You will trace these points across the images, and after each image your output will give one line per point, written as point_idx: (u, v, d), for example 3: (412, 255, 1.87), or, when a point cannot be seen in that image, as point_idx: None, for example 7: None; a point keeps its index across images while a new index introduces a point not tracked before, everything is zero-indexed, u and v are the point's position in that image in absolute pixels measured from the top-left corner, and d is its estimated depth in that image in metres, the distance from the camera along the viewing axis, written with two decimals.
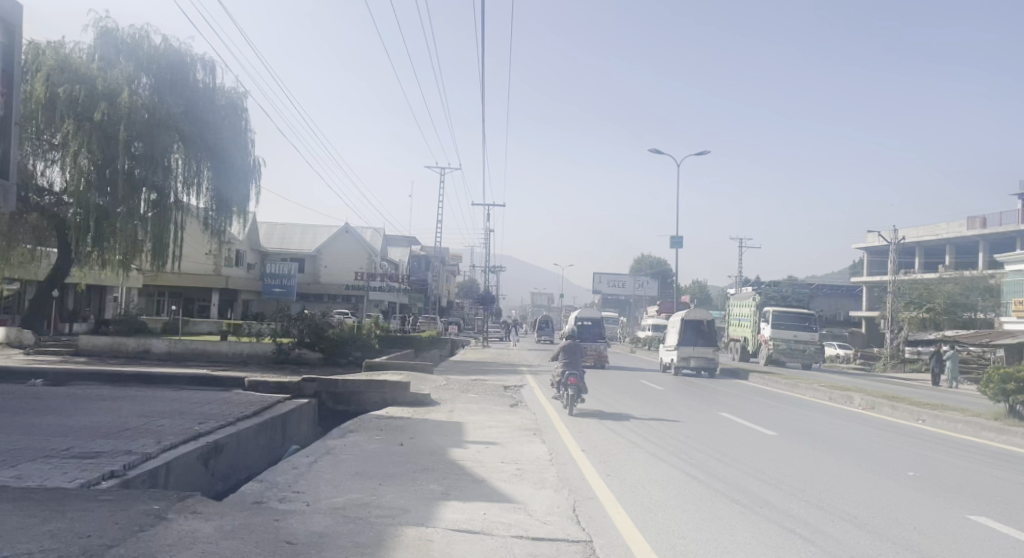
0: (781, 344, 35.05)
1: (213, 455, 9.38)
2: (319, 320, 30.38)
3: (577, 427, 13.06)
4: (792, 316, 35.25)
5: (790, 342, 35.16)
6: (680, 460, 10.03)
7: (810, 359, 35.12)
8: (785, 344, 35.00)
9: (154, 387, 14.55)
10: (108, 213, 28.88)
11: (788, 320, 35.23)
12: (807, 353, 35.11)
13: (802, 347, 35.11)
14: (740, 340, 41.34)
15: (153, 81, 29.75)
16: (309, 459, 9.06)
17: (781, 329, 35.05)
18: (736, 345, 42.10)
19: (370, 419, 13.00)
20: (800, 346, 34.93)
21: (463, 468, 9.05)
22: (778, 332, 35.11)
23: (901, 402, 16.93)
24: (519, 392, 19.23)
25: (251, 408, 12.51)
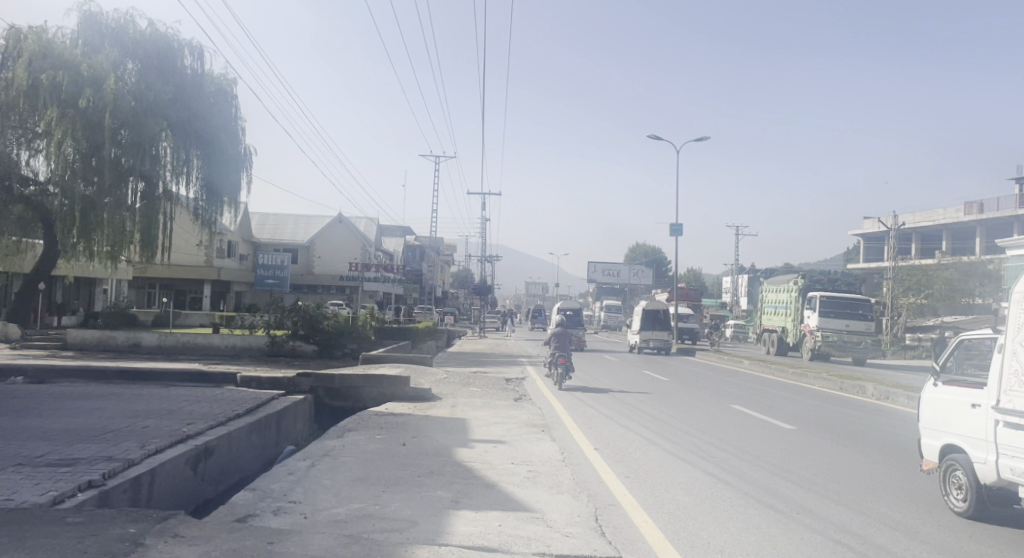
0: (832, 336, 34.12)
1: (203, 459, 8.76)
2: (314, 312, 29.72)
3: (588, 423, 12.45)
4: (835, 305, 34.53)
5: (842, 334, 34.24)
6: (701, 458, 9.45)
7: (864, 352, 33.98)
8: (836, 335, 34.11)
9: (141, 385, 13.83)
10: (95, 203, 28.11)
11: (835, 309, 34.54)
12: (861, 346, 33.91)
13: (855, 340, 34.08)
14: (779, 331, 40.83)
15: (139, 67, 29.00)
16: (304, 463, 8.44)
17: (830, 319, 34.33)
18: (773, 335, 41.52)
19: (370, 416, 12.38)
20: (852, 338, 33.94)
21: (471, 471, 8.44)
22: (826, 323, 34.39)
23: (917, 392, 16.39)
24: (522, 384, 18.64)
25: (243, 406, 11.85)
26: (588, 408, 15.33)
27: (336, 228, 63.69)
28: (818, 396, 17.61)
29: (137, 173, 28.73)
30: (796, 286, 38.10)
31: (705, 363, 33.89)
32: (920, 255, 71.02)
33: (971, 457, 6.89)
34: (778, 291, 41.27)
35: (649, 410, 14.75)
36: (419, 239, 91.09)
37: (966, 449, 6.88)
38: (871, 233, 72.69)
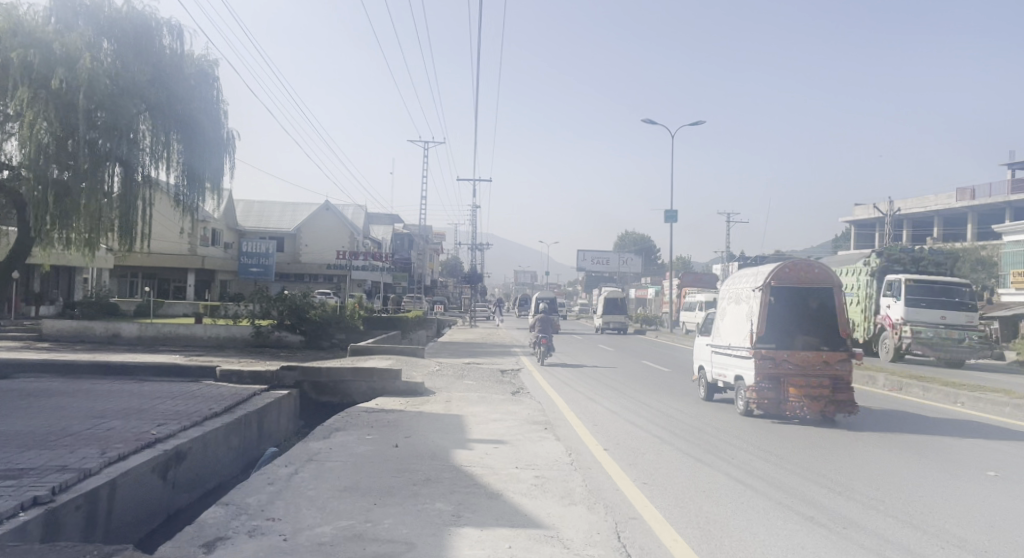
0: (926, 332, 24.56)
1: (174, 464, 7.91)
2: (299, 300, 28.77)
3: (593, 419, 11.62)
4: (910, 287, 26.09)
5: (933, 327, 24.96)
6: (723, 460, 8.66)
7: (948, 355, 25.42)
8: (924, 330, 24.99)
9: (114, 380, 12.92)
10: (70, 189, 27.11)
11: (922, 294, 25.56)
12: (964, 345, 24.35)
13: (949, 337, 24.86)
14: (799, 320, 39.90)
15: (115, 47, 27.76)
16: (286, 469, 7.58)
17: (921, 310, 24.83)
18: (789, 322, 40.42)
19: (358, 413, 11.52)
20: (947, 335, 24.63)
21: (472, 478, 7.60)
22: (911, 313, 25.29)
23: (932, 382, 15.65)
24: (517, 376, 17.84)
25: (221, 403, 10.96)
26: (588, 400, 14.55)
27: (323, 216, 62.62)
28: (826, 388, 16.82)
29: (115, 157, 27.75)
30: (870, 266, 27.99)
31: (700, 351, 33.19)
32: (911, 241, 70.49)
33: (712, 371, 14.40)
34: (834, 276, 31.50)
35: (653, 403, 14.00)
36: (407, 227, 89.90)
37: (709, 367, 14.41)
38: (860, 220, 72.06)
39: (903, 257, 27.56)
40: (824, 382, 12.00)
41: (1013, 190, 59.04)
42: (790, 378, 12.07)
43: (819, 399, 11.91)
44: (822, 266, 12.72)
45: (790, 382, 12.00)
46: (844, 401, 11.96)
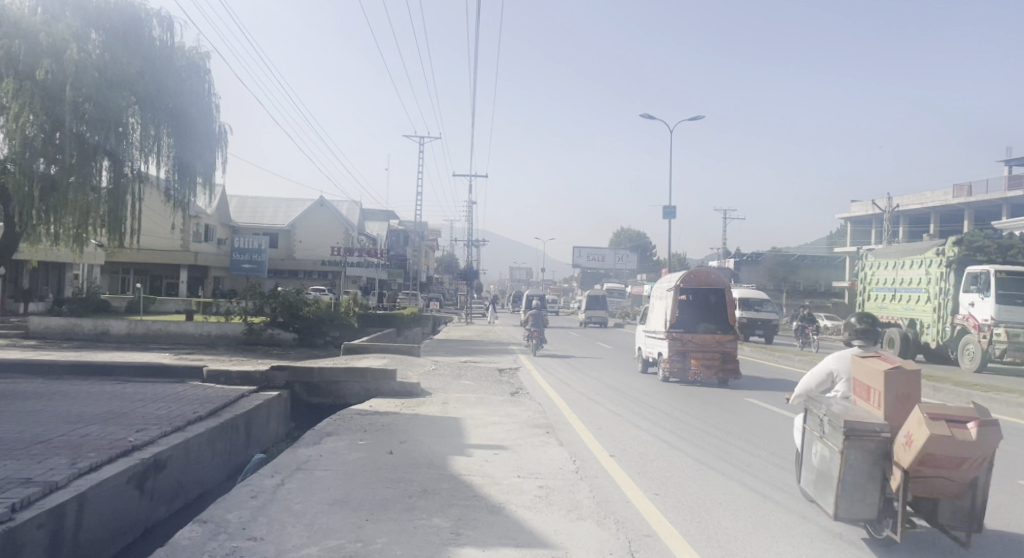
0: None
1: (152, 473, 7.39)
2: (293, 298, 28.27)
3: (596, 421, 11.14)
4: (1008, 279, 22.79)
5: None
6: (739, 468, 8.13)
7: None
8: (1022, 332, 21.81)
9: (95, 381, 12.39)
10: (57, 183, 26.64)
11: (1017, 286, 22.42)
12: None
13: None
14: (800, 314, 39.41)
15: (104, 38, 27.15)
16: (273, 480, 7.06)
17: (1015, 309, 21.91)
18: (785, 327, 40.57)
19: (351, 415, 11.01)
20: None
21: (471, 489, 7.09)
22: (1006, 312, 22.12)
23: (943, 382, 15.20)
24: (516, 375, 17.36)
25: (206, 406, 10.45)
26: (590, 400, 14.08)
27: (316, 212, 61.82)
28: None
29: (103, 151, 27.17)
30: (948, 256, 24.40)
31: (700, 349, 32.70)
32: (908, 237, 70.15)
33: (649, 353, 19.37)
34: (903, 267, 27.10)
35: (657, 403, 13.56)
36: (402, 223, 89.10)
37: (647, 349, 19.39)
38: (858, 217, 71.53)
39: (987, 246, 24.10)
40: (716, 355, 17.07)
41: (1011, 186, 58.63)
42: (692, 354, 17.12)
43: (713, 367, 17.01)
44: (717, 272, 17.76)
45: (692, 355, 17.07)
46: (730, 368, 17.05)
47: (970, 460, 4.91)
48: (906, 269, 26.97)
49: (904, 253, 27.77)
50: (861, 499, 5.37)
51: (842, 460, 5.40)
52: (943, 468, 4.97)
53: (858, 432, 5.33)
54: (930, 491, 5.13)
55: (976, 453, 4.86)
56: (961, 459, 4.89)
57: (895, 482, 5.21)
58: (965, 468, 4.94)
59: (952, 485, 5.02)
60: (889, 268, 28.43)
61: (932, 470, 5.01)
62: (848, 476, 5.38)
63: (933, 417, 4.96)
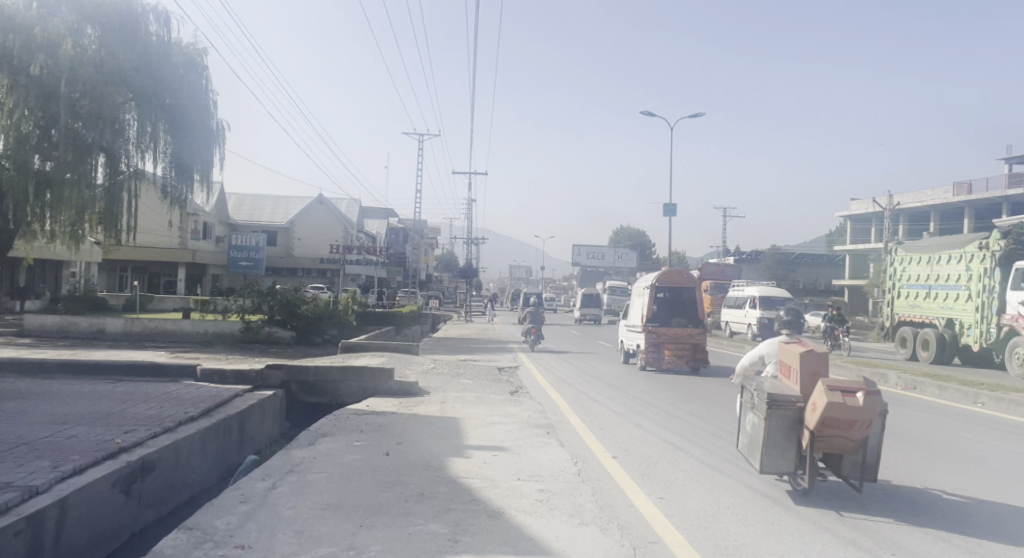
0: None
1: (139, 476, 7.16)
2: (290, 296, 28.04)
3: (598, 422, 10.88)
4: None
5: None
6: (745, 472, 7.87)
7: None
8: None
9: (86, 380, 12.14)
10: (52, 179, 26.43)
11: None
12: None
13: None
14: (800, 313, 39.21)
15: (99, 33, 26.79)
16: (264, 484, 6.82)
17: None
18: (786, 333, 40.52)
19: (347, 415, 10.76)
20: None
21: (470, 493, 6.84)
22: None
23: (950, 382, 14.94)
24: (515, 374, 17.11)
25: (199, 405, 10.21)
26: (590, 399, 13.83)
27: (315, 209, 61.53)
28: None
29: (99, 147, 26.88)
30: (992, 251, 22.55)
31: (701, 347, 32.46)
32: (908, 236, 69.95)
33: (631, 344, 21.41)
34: (939, 262, 25.24)
35: (659, 402, 13.32)
36: (402, 221, 88.89)
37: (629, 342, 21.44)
38: (858, 215, 71.24)
39: None
40: (688, 346, 19.54)
41: (1011, 184, 58.52)
42: (667, 345, 19.55)
43: (685, 356, 19.52)
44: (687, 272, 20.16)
45: (667, 347, 19.52)
46: (699, 358, 19.59)
47: (861, 422, 6.27)
48: (943, 265, 25.06)
49: (937, 246, 25.87)
50: (781, 457, 6.67)
51: (766, 424, 6.72)
52: (841, 429, 6.31)
53: (780, 402, 6.64)
54: (833, 448, 6.48)
55: (864, 417, 6.21)
56: (852, 422, 6.23)
57: (807, 442, 6.57)
58: (856, 428, 6.29)
59: (848, 442, 6.39)
60: (923, 261, 26.52)
61: (830, 431, 6.36)
62: (769, 438, 6.71)
63: (832, 389, 6.31)
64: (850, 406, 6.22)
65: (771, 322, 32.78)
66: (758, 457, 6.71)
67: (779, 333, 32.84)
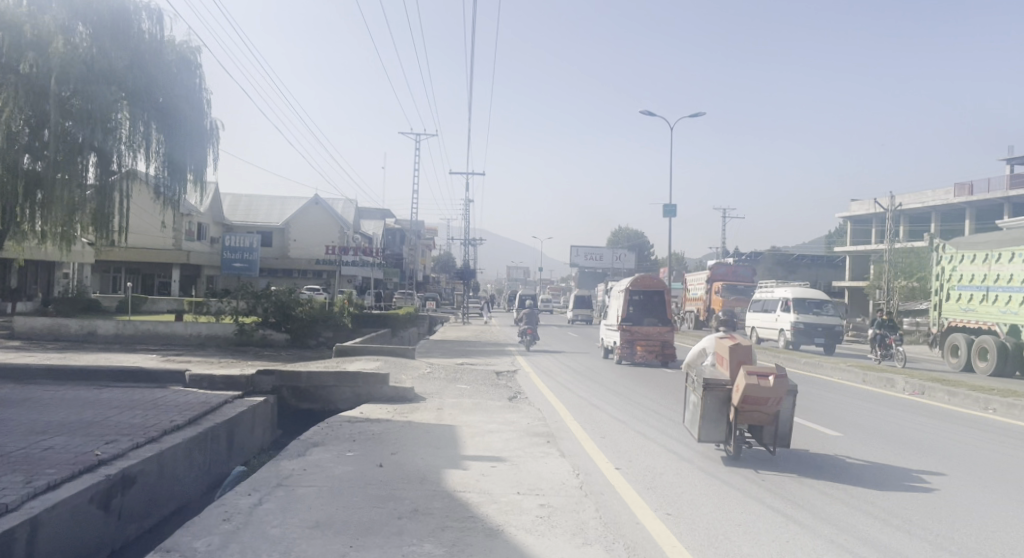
0: None
1: (119, 491, 6.81)
2: (285, 298, 27.66)
3: (599, 429, 10.57)
4: None
5: None
6: (755, 485, 7.53)
7: None
8: None
9: (70, 386, 11.79)
10: (42, 179, 26.03)
11: None
12: None
13: None
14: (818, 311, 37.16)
15: (90, 30, 26.46)
16: (250, 499, 6.46)
17: None
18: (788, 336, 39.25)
19: (340, 423, 10.42)
20: None
21: (468, 509, 6.49)
22: None
23: (958, 386, 14.64)
24: (514, 378, 16.81)
25: (186, 413, 9.86)
26: (591, 404, 13.52)
27: (312, 210, 61.04)
28: (844, 391, 15.77)
29: (90, 147, 26.49)
30: None
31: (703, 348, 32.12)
32: (908, 237, 69.76)
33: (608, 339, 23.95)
34: (1001, 262, 23.20)
35: (661, 408, 12.99)
36: (399, 222, 88.41)
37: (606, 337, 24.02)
38: (857, 215, 70.99)
39: None
40: (657, 344, 22.10)
41: (1012, 185, 58.46)
42: (639, 343, 22.10)
43: (655, 353, 22.13)
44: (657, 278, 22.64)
45: (640, 344, 22.07)
46: (667, 354, 22.20)
47: (772, 399, 7.75)
48: (1002, 264, 23.21)
49: (993, 243, 23.96)
50: (714, 429, 8.29)
51: (702, 402, 8.29)
52: (757, 406, 7.82)
53: (712, 385, 8.20)
54: (753, 422, 8.04)
55: (774, 395, 7.68)
56: (766, 399, 7.72)
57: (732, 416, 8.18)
58: (769, 404, 7.78)
59: (763, 417, 7.95)
60: (978, 260, 24.44)
61: (749, 407, 7.88)
62: (704, 414, 8.31)
63: (750, 374, 7.81)
64: (763, 387, 7.71)
65: (809, 326, 28.75)
66: (696, 429, 8.31)
67: (816, 339, 28.81)
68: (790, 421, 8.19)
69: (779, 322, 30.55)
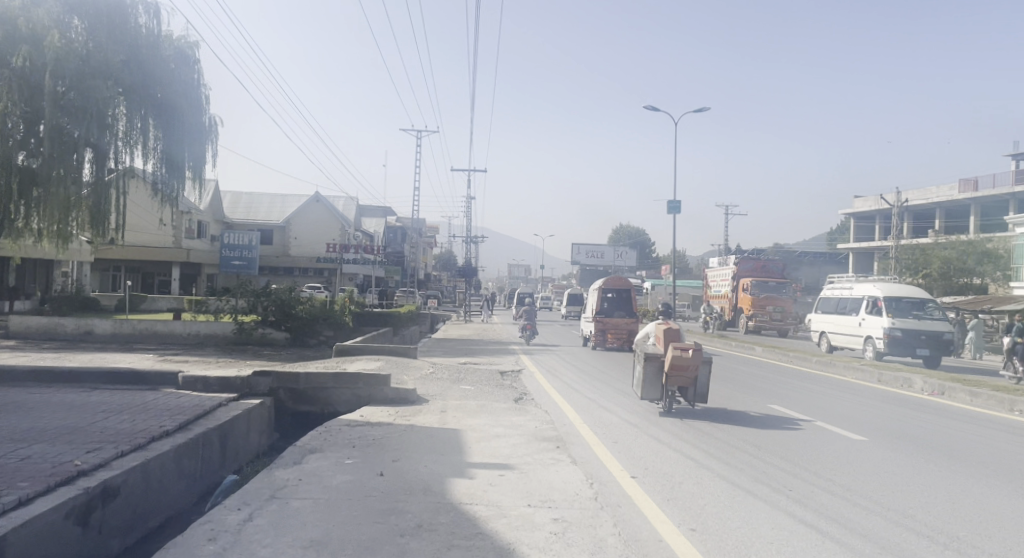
0: None
1: (99, 504, 6.32)
2: (286, 296, 27.18)
3: (610, 434, 10.09)
4: None
5: None
6: (782, 494, 7.01)
7: None
8: None
9: (58, 388, 11.33)
10: (37, 175, 25.59)
11: None
12: None
13: None
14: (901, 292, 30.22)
15: (87, 25, 26.01)
16: (239, 515, 5.96)
17: None
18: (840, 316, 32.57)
19: (339, 427, 9.91)
20: None
21: (474, 524, 5.99)
22: None
23: (981, 386, 14.12)
24: (520, 379, 16.32)
25: (178, 417, 9.37)
26: (600, 405, 13.01)
27: (313, 208, 60.71)
28: (861, 391, 15.24)
29: (86, 143, 25.93)
30: None
31: (711, 344, 31.54)
32: (912, 234, 69.10)
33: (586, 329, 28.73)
34: None
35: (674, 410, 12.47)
36: (399, 219, 87.90)
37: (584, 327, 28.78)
38: (861, 212, 70.29)
39: None
40: (625, 332, 26.83)
41: (1016, 181, 57.95)
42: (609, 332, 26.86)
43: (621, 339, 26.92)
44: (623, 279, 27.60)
45: (609, 332, 26.92)
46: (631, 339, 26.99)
47: (690, 365, 11.32)
48: None
49: None
50: (652, 389, 11.82)
51: (644, 369, 11.82)
52: (681, 370, 11.39)
53: (651, 356, 11.73)
54: (679, 383, 11.61)
55: (692, 362, 11.24)
56: (687, 364, 11.30)
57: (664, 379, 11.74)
58: (689, 368, 11.35)
59: (685, 379, 11.53)
60: None
61: (677, 371, 11.45)
62: (645, 378, 11.81)
63: (676, 347, 11.37)
64: (686, 356, 11.31)
65: (910, 334, 22.28)
66: (640, 390, 11.87)
67: (917, 351, 22.27)
68: (707, 383, 11.75)
69: (864, 328, 24.04)
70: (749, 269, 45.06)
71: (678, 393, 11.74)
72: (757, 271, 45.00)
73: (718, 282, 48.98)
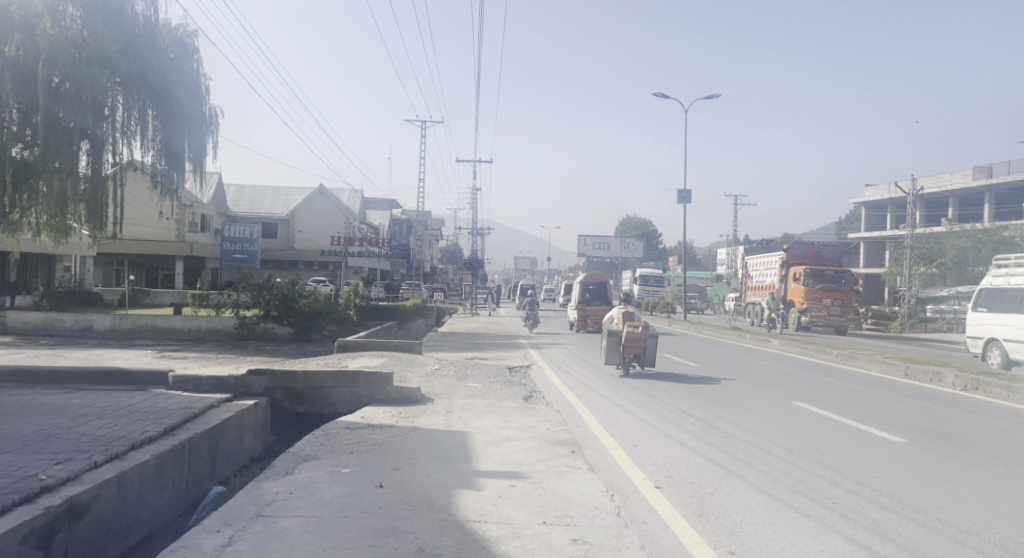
0: None
1: (65, 523, 5.66)
2: (288, 289, 26.44)
3: (628, 436, 9.40)
4: None
5: None
6: (826, 508, 6.28)
7: None
8: None
9: (40, 389, 10.67)
10: (32, 167, 24.98)
11: None
12: None
13: None
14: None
15: (82, 12, 25.40)
16: (217, 539, 5.28)
17: None
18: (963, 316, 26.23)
19: (336, 431, 9.20)
20: None
21: (483, 549, 5.26)
22: None
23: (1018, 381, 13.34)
24: (529, 375, 15.63)
25: (164, 421, 8.71)
26: (616, 403, 12.27)
27: (316, 201, 60.00)
28: (888, 387, 14.46)
29: (81, 133, 25.22)
30: None
31: (723, 336, 30.83)
32: (926, 223, 68.01)
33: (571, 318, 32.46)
34: None
35: (694, 409, 11.70)
36: (405, 212, 87.03)
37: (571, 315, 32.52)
38: (873, 201, 69.15)
39: None
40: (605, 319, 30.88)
41: None
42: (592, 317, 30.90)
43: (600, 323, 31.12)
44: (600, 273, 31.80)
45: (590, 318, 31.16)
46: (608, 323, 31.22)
47: (638, 338, 15.91)
48: None
49: None
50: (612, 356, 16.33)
51: (606, 341, 16.41)
52: (632, 341, 15.96)
53: (611, 332, 16.32)
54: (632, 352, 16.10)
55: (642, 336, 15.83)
56: (637, 337, 15.88)
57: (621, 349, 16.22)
58: (639, 341, 15.95)
59: (635, 349, 16.03)
60: None
61: (630, 343, 16.00)
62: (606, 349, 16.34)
63: (629, 325, 15.96)
64: (637, 331, 16.02)
65: None
66: (603, 355, 16.54)
67: None
68: (653, 352, 16.25)
69: None
70: (800, 255, 38.54)
71: (631, 360, 16.28)
72: (809, 258, 38.41)
73: (760, 272, 42.13)
